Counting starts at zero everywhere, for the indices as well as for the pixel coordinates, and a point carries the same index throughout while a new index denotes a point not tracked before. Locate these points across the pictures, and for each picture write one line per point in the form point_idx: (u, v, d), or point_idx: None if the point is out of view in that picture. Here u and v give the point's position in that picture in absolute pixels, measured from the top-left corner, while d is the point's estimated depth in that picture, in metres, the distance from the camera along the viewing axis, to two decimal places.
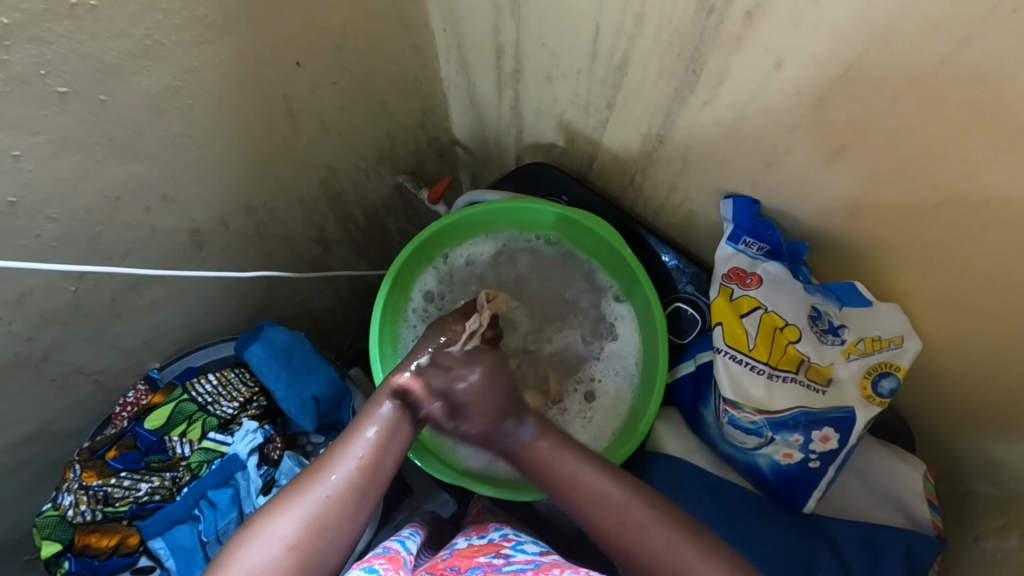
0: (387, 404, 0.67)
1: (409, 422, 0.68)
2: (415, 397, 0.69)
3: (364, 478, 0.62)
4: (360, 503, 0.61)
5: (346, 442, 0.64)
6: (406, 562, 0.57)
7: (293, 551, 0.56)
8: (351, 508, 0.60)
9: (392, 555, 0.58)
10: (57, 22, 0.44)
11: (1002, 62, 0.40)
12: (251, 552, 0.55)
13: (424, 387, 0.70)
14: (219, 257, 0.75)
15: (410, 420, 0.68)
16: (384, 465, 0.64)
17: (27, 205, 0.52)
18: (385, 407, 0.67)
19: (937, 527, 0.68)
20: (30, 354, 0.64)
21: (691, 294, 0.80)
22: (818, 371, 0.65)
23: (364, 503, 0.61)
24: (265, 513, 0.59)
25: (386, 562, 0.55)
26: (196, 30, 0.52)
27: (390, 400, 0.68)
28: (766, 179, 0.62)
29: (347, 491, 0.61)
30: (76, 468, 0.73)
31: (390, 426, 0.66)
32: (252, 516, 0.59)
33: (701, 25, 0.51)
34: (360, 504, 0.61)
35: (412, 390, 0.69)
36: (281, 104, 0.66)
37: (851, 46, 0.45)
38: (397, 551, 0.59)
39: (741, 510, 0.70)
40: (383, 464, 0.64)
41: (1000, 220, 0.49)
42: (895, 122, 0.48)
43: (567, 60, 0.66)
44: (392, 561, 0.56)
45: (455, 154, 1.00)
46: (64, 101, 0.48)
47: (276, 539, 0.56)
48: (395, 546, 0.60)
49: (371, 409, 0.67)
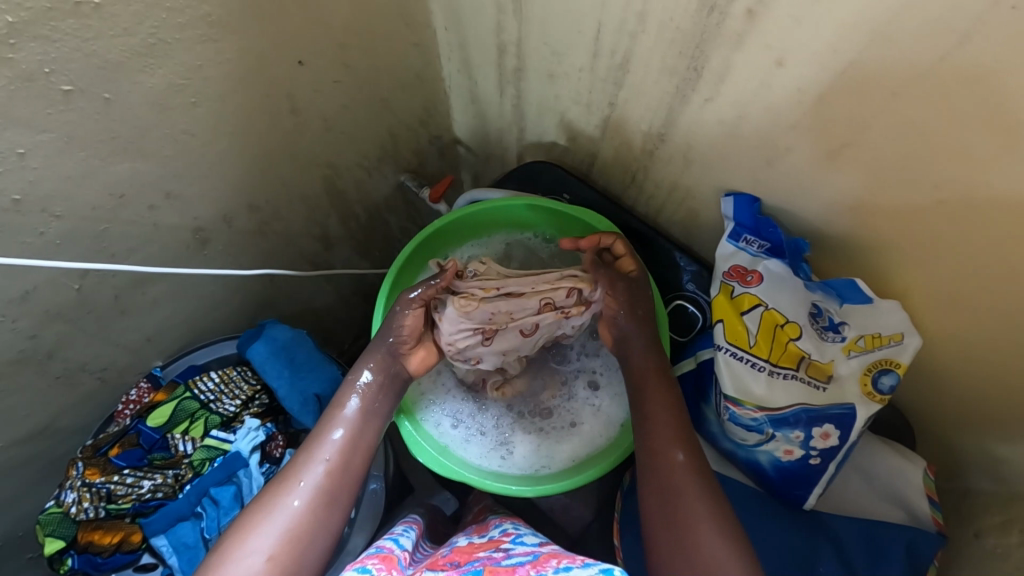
0: (348, 407, 0.68)
1: (373, 421, 0.69)
2: (374, 398, 0.70)
3: (332, 482, 0.63)
4: (332, 506, 0.62)
5: (311, 450, 0.65)
6: (401, 561, 0.58)
7: (272, 562, 0.57)
8: (324, 514, 0.61)
9: (386, 554, 0.58)
10: (62, 20, 0.44)
11: (999, 59, 0.40)
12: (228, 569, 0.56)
13: (383, 387, 0.71)
14: (223, 255, 0.75)
15: (374, 420, 0.69)
16: (352, 466, 0.65)
17: (32, 202, 0.52)
18: (348, 410, 0.68)
19: (939, 524, 0.68)
20: (36, 350, 0.64)
21: (693, 292, 0.80)
22: (819, 368, 0.65)
23: (336, 507, 0.63)
24: (237, 528, 0.59)
25: (380, 562, 0.55)
26: (200, 28, 0.52)
27: (350, 403, 0.68)
28: (767, 177, 0.63)
29: (317, 497, 0.62)
30: (80, 465, 0.74)
31: (353, 427, 0.67)
32: (225, 532, 0.60)
33: (702, 23, 0.51)
34: (332, 508, 0.62)
35: (374, 390, 0.70)
36: (285, 103, 0.67)
37: (851, 43, 0.45)
38: (391, 548, 0.60)
39: (742, 506, 0.70)
40: (351, 466, 0.65)
41: (1000, 217, 0.50)
42: (897, 119, 0.49)
43: (570, 59, 0.66)
44: (386, 561, 0.56)
45: (456, 153, 1.01)
46: (69, 99, 0.49)
47: (253, 552, 0.57)
48: (389, 545, 0.61)
49: (333, 414, 0.68)
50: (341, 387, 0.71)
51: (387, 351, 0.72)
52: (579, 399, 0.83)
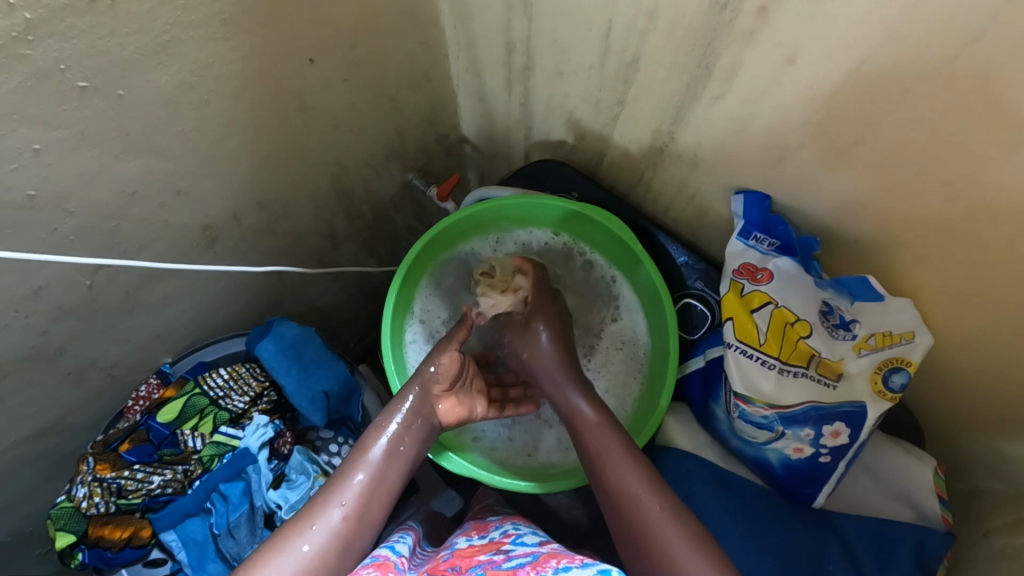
0: (373, 451, 0.67)
1: (397, 464, 0.68)
2: (400, 442, 0.69)
3: (347, 530, 0.61)
4: (345, 554, 0.60)
5: (331, 492, 0.63)
6: (398, 567, 0.56)
7: None
8: (332, 560, 0.59)
9: (382, 561, 0.56)
10: (78, 18, 0.44)
11: (1013, 59, 0.40)
12: None
13: (411, 431, 0.71)
14: (232, 253, 0.75)
15: (397, 466, 0.68)
16: (370, 514, 0.63)
17: (47, 198, 0.53)
18: (371, 454, 0.67)
19: (948, 523, 0.68)
20: (45, 347, 0.64)
21: (701, 290, 0.80)
22: (829, 367, 0.65)
23: (347, 555, 0.60)
24: (244, 568, 0.57)
25: (375, 570, 0.54)
26: (212, 26, 0.52)
27: (375, 446, 0.68)
28: (776, 175, 0.63)
29: (328, 543, 0.60)
30: (90, 460, 0.74)
31: (375, 472, 0.66)
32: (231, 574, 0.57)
33: (714, 21, 0.51)
34: (343, 557, 0.60)
35: (403, 432, 0.70)
36: (294, 100, 0.67)
37: (869, 40, 0.45)
38: (388, 556, 0.58)
39: (748, 503, 0.70)
40: (369, 515, 0.63)
41: (1015, 216, 0.49)
42: (908, 117, 0.49)
43: (579, 57, 0.66)
44: (380, 568, 0.55)
45: (463, 151, 1.01)
46: (83, 96, 0.49)
47: None
48: (385, 552, 0.59)
49: (357, 457, 0.67)
50: (366, 431, 0.70)
51: (421, 388, 0.73)
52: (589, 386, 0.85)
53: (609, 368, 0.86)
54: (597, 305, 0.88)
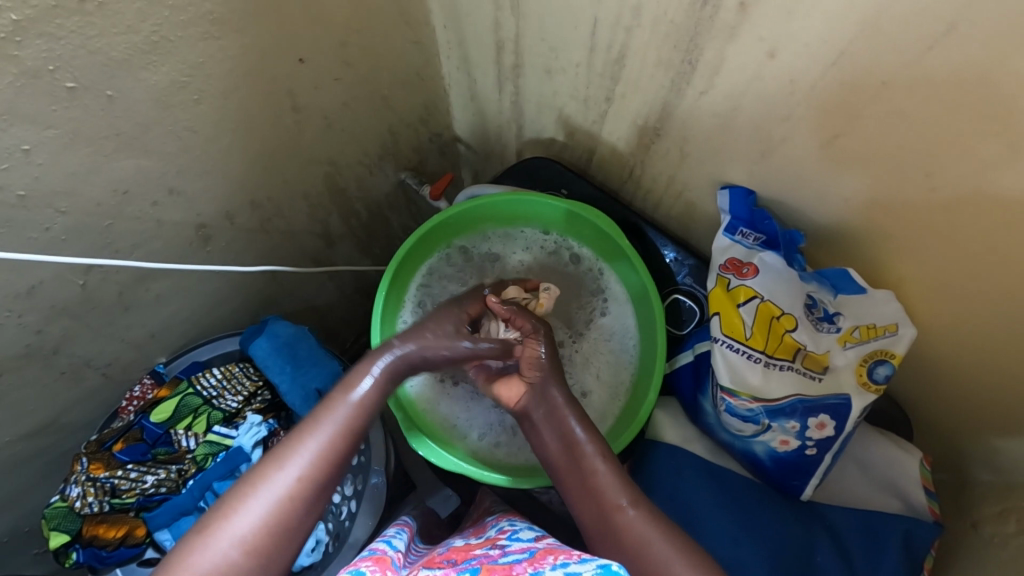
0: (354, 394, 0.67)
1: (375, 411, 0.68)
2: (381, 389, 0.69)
3: (322, 471, 0.61)
4: (319, 497, 0.61)
5: (306, 434, 0.63)
6: (393, 561, 0.56)
7: (248, 548, 0.56)
8: (307, 504, 0.60)
9: (379, 556, 0.56)
10: (67, 18, 0.45)
11: (989, 50, 0.41)
12: (205, 552, 0.55)
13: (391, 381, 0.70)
14: (225, 252, 0.76)
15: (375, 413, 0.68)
16: (345, 454, 0.64)
17: (38, 197, 0.53)
18: (352, 397, 0.66)
19: (934, 514, 0.69)
20: (40, 346, 0.64)
21: (690, 286, 0.82)
22: (814, 359, 0.66)
23: (322, 496, 0.61)
24: (219, 509, 0.58)
25: (374, 564, 0.54)
26: (202, 26, 0.53)
27: (357, 390, 0.67)
28: (762, 170, 0.63)
29: (305, 489, 0.60)
30: (83, 460, 0.74)
31: (354, 414, 0.65)
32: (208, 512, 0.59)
33: (696, 16, 0.52)
34: (318, 497, 0.61)
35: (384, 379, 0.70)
36: (285, 100, 0.67)
37: (847, 32, 0.46)
38: (384, 551, 0.58)
39: (740, 497, 0.71)
40: (344, 456, 0.63)
41: (995, 208, 0.50)
42: (888, 110, 0.49)
43: (566, 55, 0.67)
44: (379, 563, 0.54)
45: (457, 151, 1.02)
46: (74, 96, 0.49)
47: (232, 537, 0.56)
48: (382, 547, 0.59)
49: (337, 399, 0.66)
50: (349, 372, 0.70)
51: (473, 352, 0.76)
52: (580, 374, 0.85)
53: (597, 358, 0.86)
54: (585, 300, 0.88)
